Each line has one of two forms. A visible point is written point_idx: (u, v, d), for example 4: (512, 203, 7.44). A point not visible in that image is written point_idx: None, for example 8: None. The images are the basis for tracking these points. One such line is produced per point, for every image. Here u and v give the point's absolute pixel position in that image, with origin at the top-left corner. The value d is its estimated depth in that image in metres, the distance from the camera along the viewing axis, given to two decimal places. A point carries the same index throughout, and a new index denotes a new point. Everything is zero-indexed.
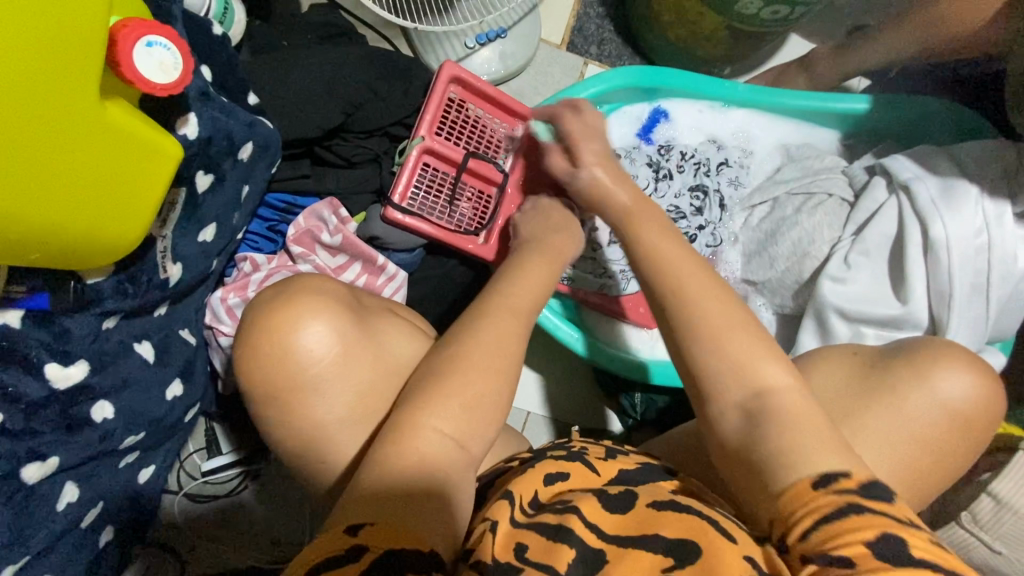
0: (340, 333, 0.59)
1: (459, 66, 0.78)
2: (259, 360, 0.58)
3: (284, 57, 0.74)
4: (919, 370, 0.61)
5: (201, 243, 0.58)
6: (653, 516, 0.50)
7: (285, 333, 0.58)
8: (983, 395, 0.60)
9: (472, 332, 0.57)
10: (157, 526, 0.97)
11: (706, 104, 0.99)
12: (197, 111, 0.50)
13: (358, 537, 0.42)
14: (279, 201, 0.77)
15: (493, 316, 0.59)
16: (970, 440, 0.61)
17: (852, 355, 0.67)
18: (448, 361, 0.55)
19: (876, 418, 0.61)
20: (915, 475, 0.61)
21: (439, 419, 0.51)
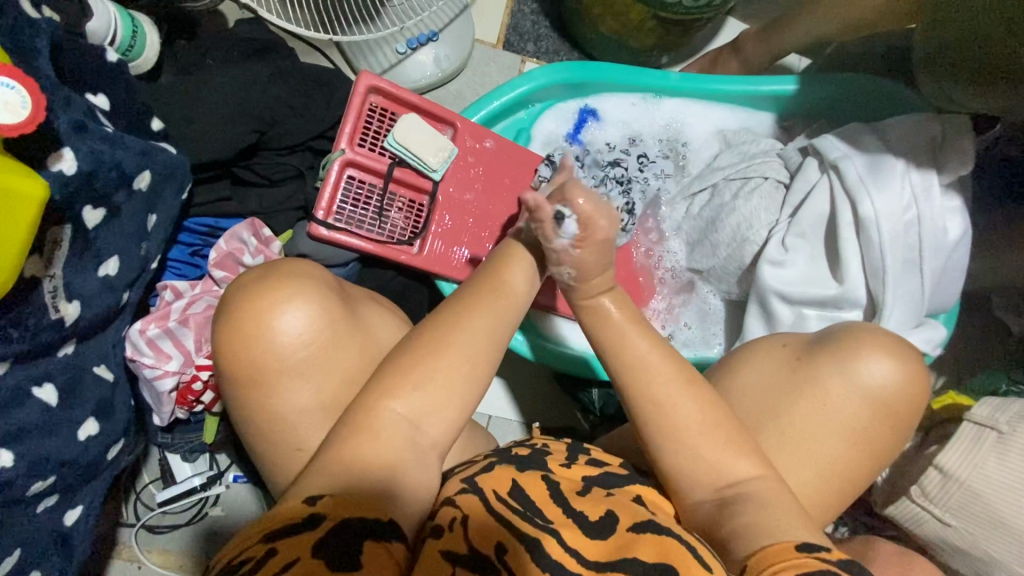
0: (255, 360, 0.58)
1: (375, 75, 0.77)
2: (249, 335, 0.58)
3: (192, 79, 0.72)
4: (843, 358, 0.61)
5: (102, 278, 0.56)
6: (630, 535, 0.49)
7: (271, 313, 0.58)
8: (907, 379, 0.60)
9: (462, 320, 0.58)
10: (117, 561, 0.96)
11: (638, 97, 0.98)
12: (72, 145, 0.49)
13: (316, 507, 0.46)
14: (200, 225, 0.77)
15: (483, 305, 0.60)
16: (900, 424, 0.61)
17: (781, 346, 0.66)
18: (434, 345, 0.56)
19: (802, 409, 0.61)
20: (847, 459, 0.60)
21: (374, 421, 0.53)
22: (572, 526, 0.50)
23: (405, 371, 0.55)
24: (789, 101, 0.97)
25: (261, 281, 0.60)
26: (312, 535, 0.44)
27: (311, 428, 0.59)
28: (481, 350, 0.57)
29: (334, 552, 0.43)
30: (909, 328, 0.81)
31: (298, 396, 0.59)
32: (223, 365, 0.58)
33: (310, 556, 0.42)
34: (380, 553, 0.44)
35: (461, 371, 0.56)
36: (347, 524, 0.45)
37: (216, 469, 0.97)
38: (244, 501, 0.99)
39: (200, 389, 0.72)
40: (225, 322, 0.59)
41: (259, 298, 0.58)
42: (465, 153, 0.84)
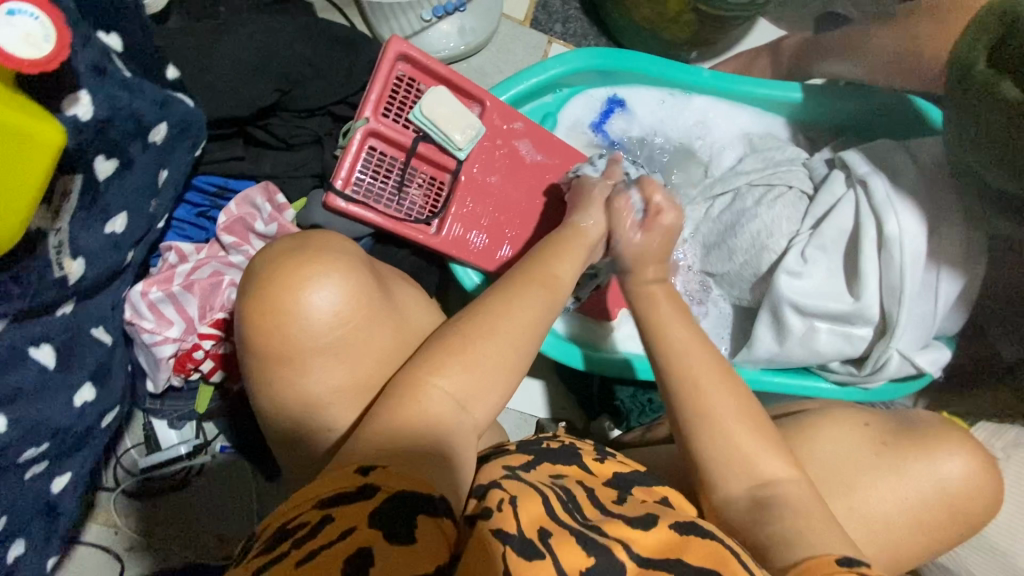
0: (272, 339, 0.55)
1: (407, 42, 0.73)
2: (299, 292, 0.56)
3: (210, 28, 0.68)
4: (927, 451, 0.63)
5: (108, 235, 0.52)
6: (672, 534, 0.49)
7: (301, 288, 0.55)
8: (980, 481, 0.62)
9: (506, 311, 0.59)
10: (93, 525, 0.92)
11: (666, 92, 0.96)
12: (90, 88, 0.45)
13: (369, 477, 0.43)
14: (209, 184, 0.72)
15: (526, 292, 0.61)
16: (960, 516, 0.63)
17: (865, 426, 0.66)
18: (471, 328, 0.58)
19: (879, 492, 0.62)
20: (884, 499, 0.62)
21: (443, 381, 0.53)
22: (617, 522, 0.49)
23: (450, 351, 0.55)
24: (817, 112, 0.96)
25: (293, 251, 0.58)
26: (366, 507, 0.41)
27: (324, 412, 0.57)
28: (521, 340, 0.58)
29: (393, 524, 0.40)
30: (916, 349, 0.83)
31: (333, 368, 0.56)
32: (268, 320, 0.55)
33: (367, 525, 0.40)
34: (435, 530, 0.41)
35: (509, 356, 0.57)
36: (405, 496, 0.42)
37: (202, 438, 0.93)
38: (232, 472, 0.96)
39: (200, 357, 0.68)
40: (266, 286, 0.56)
41: (291, 271, 0.55)
42: (493, 134, 0.80)
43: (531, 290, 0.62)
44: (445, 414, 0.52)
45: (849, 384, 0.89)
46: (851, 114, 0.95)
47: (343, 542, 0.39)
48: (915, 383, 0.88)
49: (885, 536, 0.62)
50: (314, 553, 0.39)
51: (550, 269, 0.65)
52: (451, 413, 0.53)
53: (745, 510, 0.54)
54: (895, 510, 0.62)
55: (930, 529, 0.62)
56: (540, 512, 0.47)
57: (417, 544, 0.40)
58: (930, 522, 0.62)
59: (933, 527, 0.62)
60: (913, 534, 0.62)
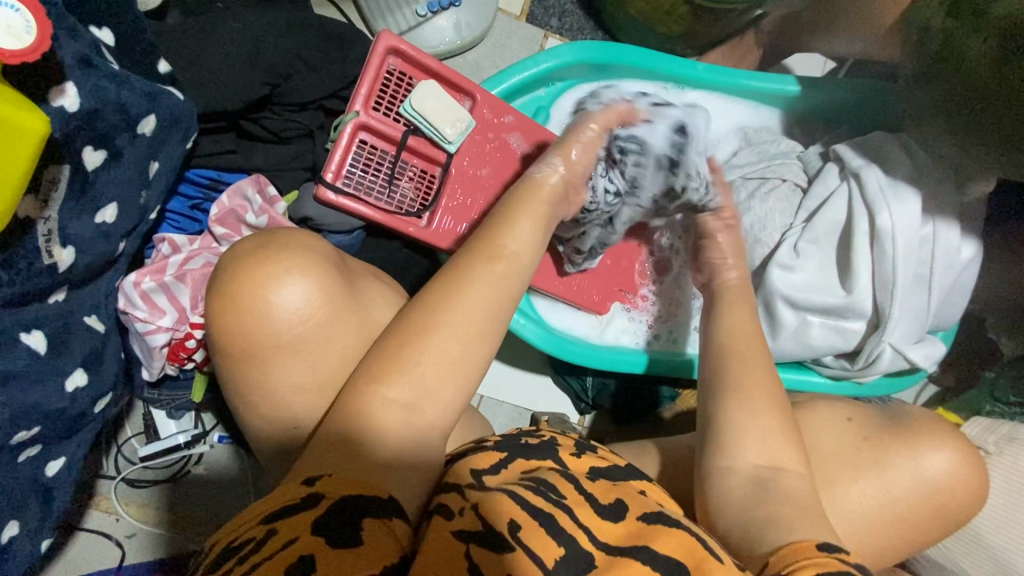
0: (236, 340, 0.56)
1: (396, 36, 0.73)
2: (243, 301, 0.56)
3: (202, 23, 0.69)
4: (912, 446, 0.63)
5: (98, 225, 0.53)
6: (640, 524, 0.49)
7: (260, 290, 0.56)
8: (965, 476, 0.62)
9: (454, 295, 0.55)
10: (93, 513, 0.94)
11: (660, 86, 0.96)
12: (75, 80, 0.46)
13: (313, 486, 0.46)
14: (202, 177, 0.73)
15: (476, 271, 0.57)
16: (945, 508, 0.62)
17: (847, 421, 0.66)
18: (420, 327, 0.53)
19: (863, 486, 0.62)
20: (869, 493, 0.62)
21: (397, 389, 0.51)
22: (587, 508, 0.50)
23: (399, 352, 0.53)
24: (814, 103, 0.95)
25: (249, 254, 0.58)
26: (309, 517, 0.43)
27: (309, 400, 0.58)
28: (476, 324, 0.55)
29: (332, 531, 0.42)
30: (910, 343, 0.82)
31: (303, 365, 0.57)
32: (230, 325, 0.56)
33: (310, 533, 0.42)
34: (379, 531, 0.44)
35: (460, 348, 0.54)
36: (346, 502, 0.45)
37: (201, 428, 0.96)
38: (229, 463, 0.97)
39: (193, 346, 0.71)
40: (223, 295, 0.56)
41: (244, 277, 0.56)
42: (483, 127, 0.81)
43: (484, 266, 0.58)
44: (400, 422, 0.52)
45: (844, 379, 0.89)
46: (848, 106, 0.94)
47: (286, 549, 0.41)
48: (910, 378, 0.87)
49: (869, 529, 0.61)
50: (258, 564, 0.41)
51: (495, 243, 0.60)
52: (403, 419, 0.52)
53: (736, 511, 0.54)
54: (879, 503, 0.62)
55: (916, 523, 0.62)
56: (507, 507, 0.47)
57: (360, 547, 0.42)
58: (915, 516, 0.62)
59: (918, 521, 0.62)
60: (898, 528, 0.62)
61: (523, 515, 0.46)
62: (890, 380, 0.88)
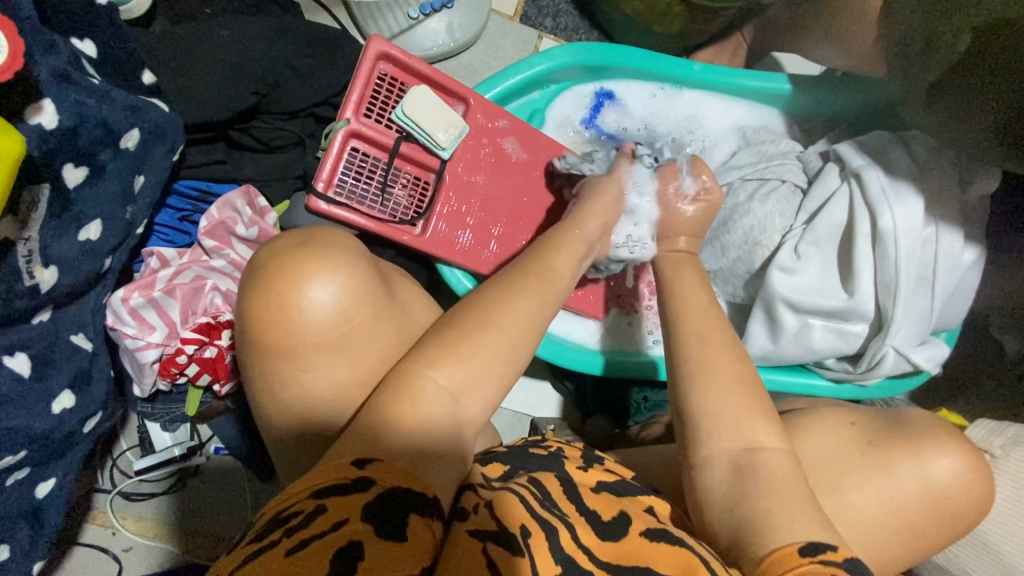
0: (271, 329, 0.54)
1: (386, 41, 0.72)
2: (281, 292, 0.54)
3: (187, 31, 0.67)
4: (918, 451, 0.61)
5: (82, 243, 0.52)
6: (643, 539, 0.49)
7: (301, 282, 0.54)
8: (972, 483, 0.60)
9: (506, 298, 0.58)
10: (89, 527, 0.93)
11: (657, 86, 0.95)
12: (54, 98, 0.45)
13: (365, 469, 0.43)
14: (191, 188, 0.72)
15: (525, 283, 0.60)
16: (953, 517, 0.61)
17: (850, 425, 0.65)
18: (476, 319, 0.55)
19: (868, 495, 0.61)
20: (875, 503, 0.61)
21: (449, 372, 0.52)
22: (586, 518, 0.50)
23: (456, 340, 0.54)
24: (813, 102, 0.93)
25: (294, 247, 0.57)
26: (359, 501, 0.41)
27: (304, 419, 0.56)
28: (523, 330, 0.57)
29: (384, 521, 0.40)
30: (913, 346, 0.81)
31: (337, 364, 0.55)
32: (265, 313, 0.54)
33: (359, 519, 0.40)
34: (424, 529, 0.41)
35: (509, 345, 0.55)
36: (396, 493, 0.42)
37: (197, 440, 0.95)
38: (226, 474, 0.96)
39: (184, 362, 0.68)
40: (261, 282, 0.55)
41: (292, 266, 0.55)
42: (477, 132, 0.79)
43: (531, 281, 0.61)
44: (444, 409, 0.51)
45: (846, 382, 0.87)
46: (849, 104, 0.92)
47: (333, 533, 0.39)
48: (912, 380, 0.86)
49: (875, 537, 0.60)
50: (305, 543, 0.38)
51: (547, 263, 0.64)
52: (446, 408, 0.51)
53: (724, 524, 0.53)
54: (885, 513, 0.60)
55: (923, 529, 0.61)
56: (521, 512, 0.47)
57: (406, 543, 0.40)
58: (922, 524, 0.61)
59: (925, 529, 0.61)
60: (904, 538, 0.61)
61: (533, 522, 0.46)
62: (893, 382, 0.87)
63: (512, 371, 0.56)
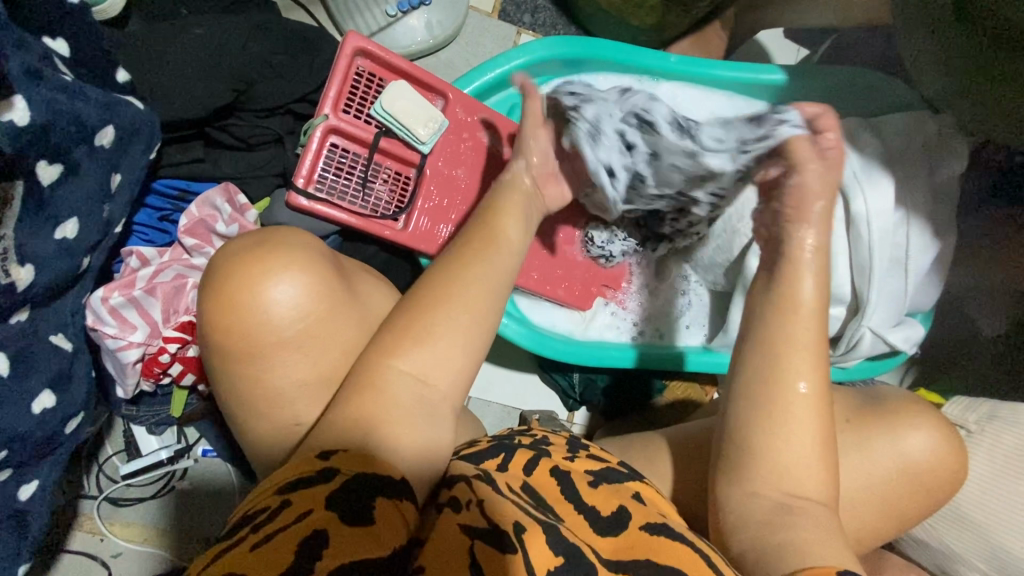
0: (232, 338, 0.54)
1: (363, 37, 0.72)
2: (231, 300, 0.54)
3: (161, 30, 0.67)
4: (893, 428, 0.63)
5: (59, 241, 0.52)
6: (643, 540, 0.49)
7: (261, 282, 0.54)
8: (943, 455, 0.62)
9: (458, 275, 0.57)
10: (76, 534, 0.93)
11: (634, 79, 0.96)
12: (24, 93, 0.45)
13: (329, 461, 0.45)
14: (170, 187, 0.72)
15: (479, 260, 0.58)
16: (927, 494, 0.63)
17: (828, 403, 0.66)
18: (426, 303, 0.55)
19: (845, 467, 0.62)
20: (850, 475, 0.62)
21: (410, 361, 0.52)
22: (582, 523, 0.51)
23: (411, 326, 0.54)
24: (788, 90, 0.95)
25: (254, 247, 0.57)
26: (323, 491, 0.43)
27: (290, 412, 0.56)
28: (482, 309, 0.56)
29: (347, 507, 0.42)
30: (889, 327, 0.83)
31: (303, 364, 0.56)
32: (226, 323, 0.54)
33: (323, 508, 0.41)
34: (392, 512, 0.43)
35: (466, 321, 0.55)
36: (359, 480, 0.44)
37: (184, 443, 0.94)
38: (215, 475, 0.96)
39: (167, 361, 0.69)
40: (214, 288, 0.55)
41: (242, 267, 0.55)
42: (456, 126, 0.80)
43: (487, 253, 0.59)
44: (412, 398, 0.52)
45: (827, 364, 0.89)
46: (820, 93, 0.94)
47: (299, 522, 0.40)
48: (889, 360, 0.88)
49: (849, 501, 0.62)
50: (271, 535, 0.40)
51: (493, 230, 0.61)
52: (416, 394, 0.52)
53: None
54: (864, 489, 0.62)
55: (900, 506, 0.62)
56: (509, 509, 0.47)
57: (373, 525, 0.41)
58: (900, 498, 0.63)
59: (902, 504, 0.63)
60: (883, 513, 0.62)
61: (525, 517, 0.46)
62: (871, 363, 0.89)
63: None
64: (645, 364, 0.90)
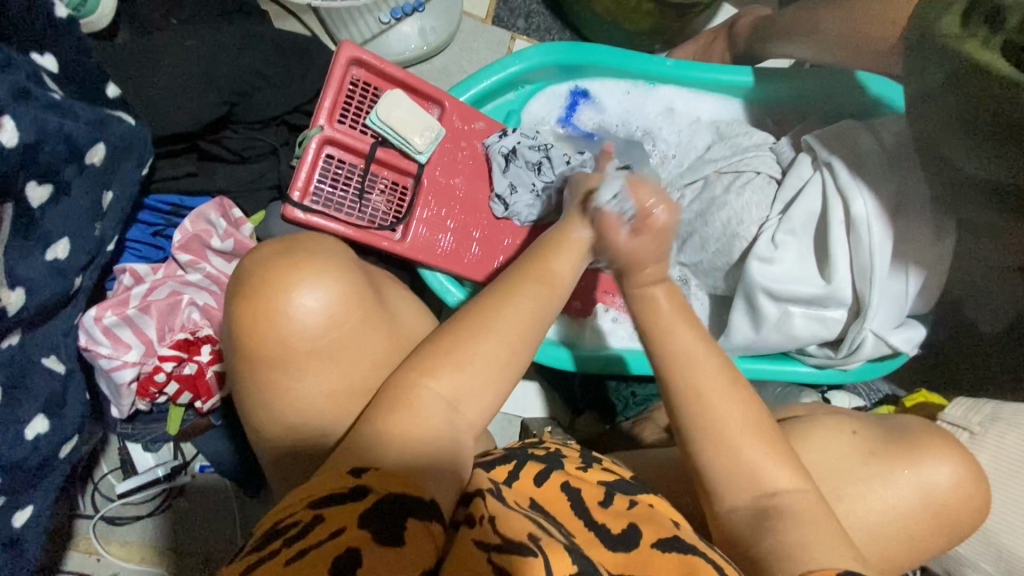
0: (265, 342, 0.52)
1: (357, 46, 0.71)
2: (263, 301, 0.53)
3: (150, 43, 0.66)
4: (918, 460, 0.63)
5: (50, 262, 0.50)
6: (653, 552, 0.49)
7: (294, 288, 0.53)
8: (964, 487, 0.62)
9: (507, 300, 0.57)
10: (72, 555, 0.91)
11: (630, 84, 0.95)
12: (13, 114, 0.44)
13: (362, 478, 0.42)
14: (163, 203, 0.71)
15: (525, 290, 0.58)
16: (942, 520, 0.63)
17: (852, 434, 0.66)
18: (478, 322, 0.55)
19: (864, 498, 0.62)
20: (873, 508, 0.62)
21: (440, 381, 0.52)
22: (592, 540, 0.50)
23: (452, 346, 0.54)
24: (784, 94, 0.95)
25: (288, 254, 0.55)
26: (356, 507, 0.40)
27: (293, 433, 0.55)
28: (518, 340, 0.56)
29: (382, 525, 0.39)
30: (890, 329, 0.83)
31: (308, 381, 0.54)
32: (260, 327, 0.53)
33: (357, 525, 0.39)
34: (421, 533, 0.40)
35: (504, 353, 0.55)
36: (394, 498, 0.41)
37: (181, 459, 0.93)
38: (213, 492, 0.94)
39: (163, 380, 0.67)
40: (252, 288, 0.53)
41: (285, 272, 0.53)
42: (453, 135, 0.79)
43: (528, 285, 0.59)
44: (440, 420, 0.51)
45: (828, 367, 0.89)
46: (815, 96, 0.94)
47: (333, 539, 0.38)
48: (892, 362, 0.88)
49: (874, 533, 0.62)
50: (301, 554, 0.37)
51: (545, 263, 0.62)
52: (444, 415, 0.51)
53: (734, 526, 0.53)
54: (884, 518, 0.62)
55: (911, 518, 0.62)
56: (526, 520, 0.45)
57: (404, 546, 0.38)
58: (913, 512, 0.62)
59: (913, 513, 0.62)
60: (896, 528, 0.62)
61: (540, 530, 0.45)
62: (872, 365, 0.88)
63: (511, 374, 0.55)
64: (650, 369, 0.90)
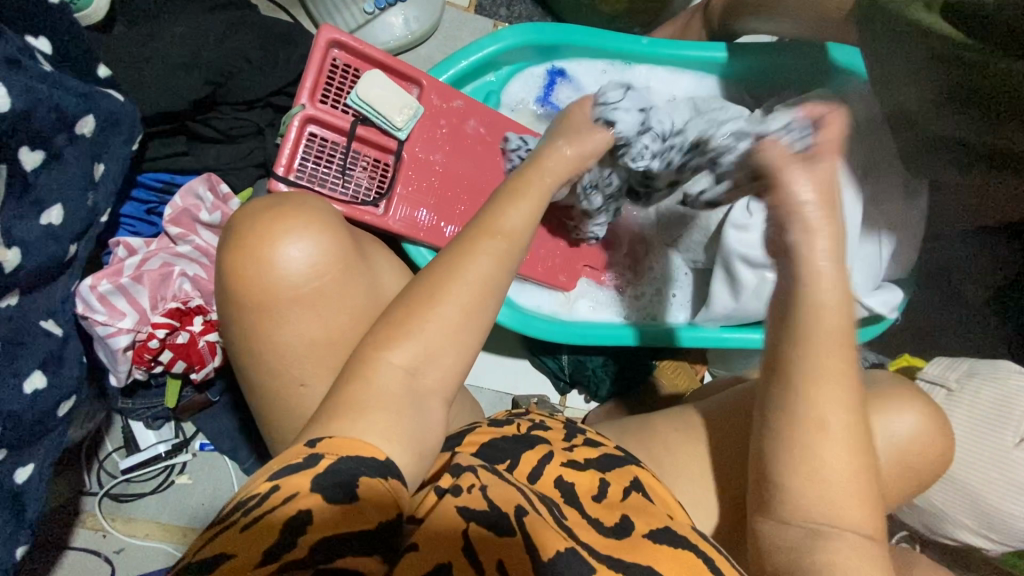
0: (251, 288, 0.56)
1: (336, 29, 0.75)
2: (248, 254, 0.56)
3: (140, 30, 0.70)
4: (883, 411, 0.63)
5: (45, 226, 0.54)
6: (644, 541, 0.49)
7: (277, 239, 0.56)
8: (928, 434, 0.63)
9: (461, 265, 0.55)
10: (78, 531, 0.94)
11: (606, 63, 0.98)
12: (6, 82, 0.48)
13: (316, 449, 0.45)
14: (155, 180, 0.75)
15: (477, 252, 0.56)
16: (913, 476, 0.64)
17: None
18: (423, 299, 0.54)
19: None
20: None
21: (401, 352, 0.52)
22: (581, 522, 0.50)
23: (407, 315, 0.53)
24: (759, 69, 0.96)
25: (274, 207, 0.58)
26: (310, 478, 0.42)
27: (275, 387, 0.58)
28: (476, 306, 0.55)
29: (333, 492, 0.41)
30: (867, 291, 0.83)
31: (289, 336, 0.57)
32: (246, 276, 0.56)
33: (309, 492, 0.41)
34: (382, 500, 0.42)
35: (459, 319, 0.54)
36: (344, 470, 0.43)
37: (182, 437, 0.96)
38: (213, 469, 0.98)
39: (157, 347, 0.71)
40: (234, 242, 0.57)
41: (268, 224, 0.57)
42: (431, 112, 0.82)
43: (481, 242, 0.56)
44: (400, 388, 0.51)
45: None
46: (787, 69, 0.96)
47: (285, 504, 0.40)
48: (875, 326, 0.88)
49: None
50: (256, 519, 0.40)
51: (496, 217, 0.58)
52: (405, 383, 0.52)
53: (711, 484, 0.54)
54: None
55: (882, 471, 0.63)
56: (512, 491, 0.45)
57: (357, 507, 0.41)
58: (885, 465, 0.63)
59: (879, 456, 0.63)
60: None
61: (526, 504, 0.45)
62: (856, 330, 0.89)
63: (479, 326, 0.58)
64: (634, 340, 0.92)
